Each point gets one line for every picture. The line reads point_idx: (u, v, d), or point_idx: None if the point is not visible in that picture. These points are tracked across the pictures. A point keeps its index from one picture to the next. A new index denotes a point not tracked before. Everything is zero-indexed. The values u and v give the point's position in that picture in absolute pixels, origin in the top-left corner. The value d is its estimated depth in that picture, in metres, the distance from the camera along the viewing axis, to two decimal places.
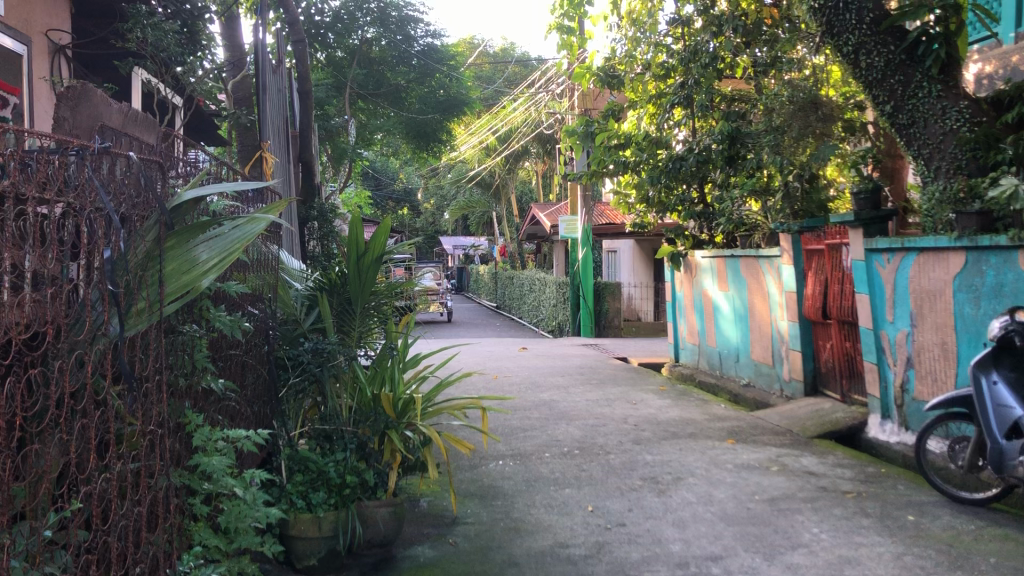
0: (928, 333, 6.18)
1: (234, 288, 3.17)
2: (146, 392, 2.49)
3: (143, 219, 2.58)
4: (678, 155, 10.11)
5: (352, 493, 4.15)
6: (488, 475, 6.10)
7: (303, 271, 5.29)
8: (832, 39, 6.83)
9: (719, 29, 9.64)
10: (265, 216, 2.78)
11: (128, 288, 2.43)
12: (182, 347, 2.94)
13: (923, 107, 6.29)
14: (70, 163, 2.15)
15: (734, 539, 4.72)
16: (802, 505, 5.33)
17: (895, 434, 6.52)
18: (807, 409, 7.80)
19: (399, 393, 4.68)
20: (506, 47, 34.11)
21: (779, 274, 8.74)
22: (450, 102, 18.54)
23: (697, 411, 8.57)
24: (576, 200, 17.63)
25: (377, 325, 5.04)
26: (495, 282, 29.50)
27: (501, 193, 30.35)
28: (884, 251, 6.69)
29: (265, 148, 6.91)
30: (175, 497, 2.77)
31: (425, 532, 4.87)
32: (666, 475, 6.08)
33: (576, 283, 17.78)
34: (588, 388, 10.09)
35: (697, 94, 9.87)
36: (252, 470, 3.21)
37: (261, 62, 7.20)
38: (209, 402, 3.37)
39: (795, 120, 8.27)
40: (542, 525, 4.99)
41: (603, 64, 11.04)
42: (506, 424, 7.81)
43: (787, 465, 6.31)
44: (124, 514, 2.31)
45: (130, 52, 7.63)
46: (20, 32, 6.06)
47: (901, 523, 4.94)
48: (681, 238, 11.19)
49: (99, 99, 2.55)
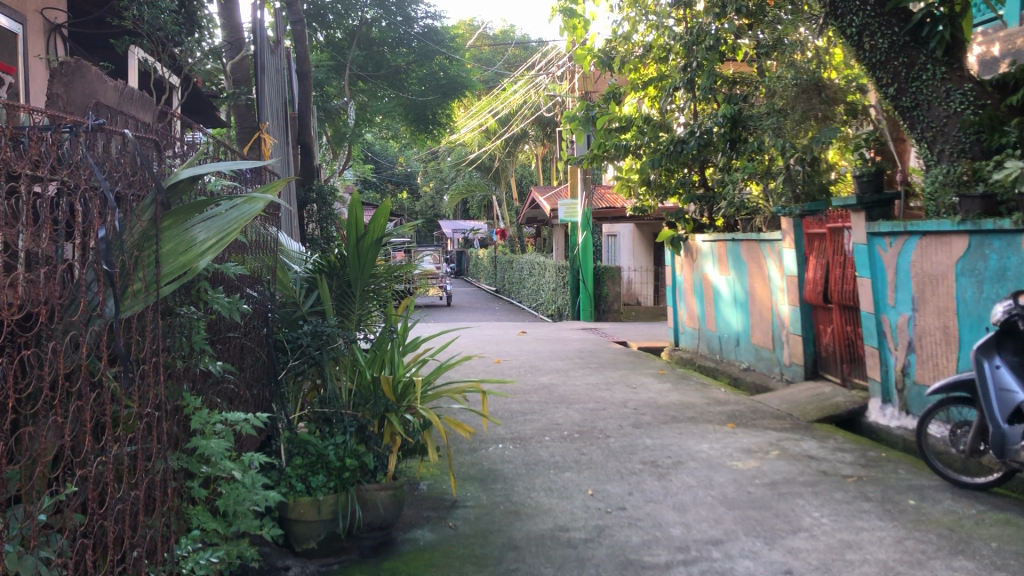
0: (931, 317, 6.15)
1: (232, 270, 3.12)
2: (143, 375, 2.45)
3: (141, 199, 2.54)
4: (679, 139, 9.96)
5: (352, 476, 4.14)
6: (488, 459, 6.09)
7: (302, 254, 5.21)
8: (836, 20, 6.73)
9: (722, 11, 9.65)
10: (263, 195, 2.69)
11: (124, 269, 2.38)
12: (180, 329, 2.91)
13: (927, 89, 6.23)
14: (64, 141, 2.10)
15: (735, 523, 4.70)
16: (802, 489, 5.32)
17: (895, 418, 6.51)
18: (807, 394, 7.79)
19: (399, 375, 4.66)
20: (507, 29, 33.97)
21: (779, 258, 8.70)
22: (451, 84, 18.11)
23: (697, 395, 8.55)
24: (576, 183, 17.54)
25: (377, 308, 5.03)
26: (495, 265, 29.45)
27: (501, 176, 30.22)
28: (886, 235, 6.64)
29: (264, 128, 6.87)
30: (173, 481, 2.74)
31: (425, 515, 4.86)
32: (666, 459, 6.07)
33: (576, 267, 17.76)
34: (589, 371, 10.08)
35: (699, 76, 9.79)
36: (251, 453, 3.18)
37: (260, 43, 7.13)
38: (208, 384, 3.34)
39: (798, 103, 8.14)
40: (542, 508, 4.98)
41: (605, 45, 10.97)
42: (505, 408, 7.80)
43: (787, 450, 6.29)
44: (121, 498, 2.27)
45: (127, 31, 7.51)
46: (15, 10, 5.96)
47: (902, 508, 4.92)
48: (681, 221, 11.12)
49: (93, 76, 2.49)
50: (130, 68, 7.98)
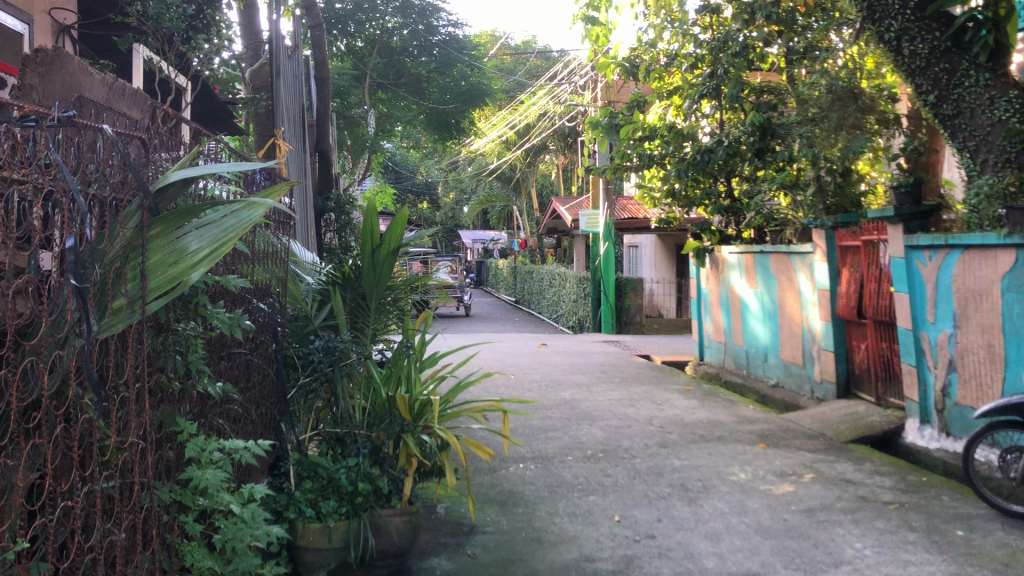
0: (973, 334, 5.81)
1: (234, 282, 2.85)
2: (125, 401, 2.18)
3: (126, 205, 2.29)
4: (706, 148, 9.63)
5: (364, 501, 3.87)
6: (509, 480, 5.80)
7: (315, 264, 4.93)
8: (872, 25, 6.43)
9: (751, 17, 9.25)
10: (263, 200, 2.41)
11: (102, 284, 2.13)
12: (176, 348, 2.66)
13: (970, 96, 5.90)
14: (30, 137, 1.85)
15: (772, 555, 4.39)
16: (842, 517, 4.99)
17: (934, 440, 6.16)
18: (839, 412, 7.45)
19: (415, 394, 4.39)
20: (529, 39, 33.81)
21: (811, 271, 8.37)
22: (472, 92, 17.91)
23: (724, 412, 8.22)
24: (599, 194, 17.23)
25: (394, 321, 4.77)
26: (514, 277, 29.21)
27: (522, 187, 29.84)
28: (925, 248, 6.29)
29: (279, 134, 6.55)
30: (160, 517, 2.46)
31: (442, 541, 4.57)
32: (696, 483, 5.74)
33: (598, 278, 17.40)
34: (612, 386, 9.77)
35: (726, 84, 9.48)
36: (251, 484, 2.87)
37: (274, 47, 6.90)
38: (209, 407, 3.10)
39: (834, 111, 7.89)
40: (566, 536, 4.67)
41: (630, 53, 10.68)
42: (526, 426, 7.51)
43: (823, 473, 5.96)
44: (92, 548, 2.00)
45: (132, 28, 7.30)
46: (21, 10, 5.76)
47: (951, 539, 4.58)
48: (706, 233, 10.81)
49: (75, 66, 2.25)
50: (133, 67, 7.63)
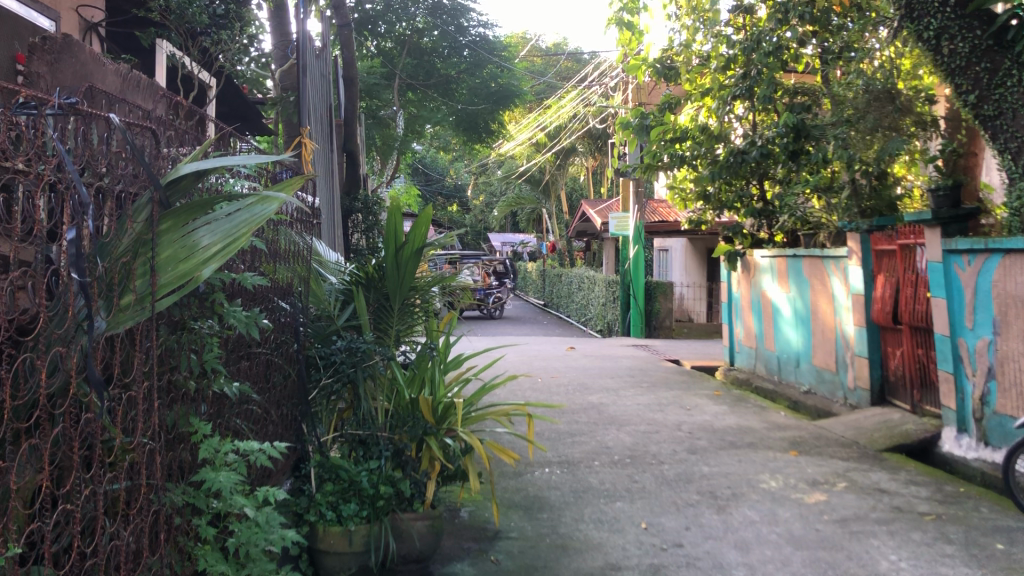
0: (1014, 341, 5.60)
1: (252, 279, 2.76)
2: (131, 401, 2.13)
3: (135, 199, 2.24)
4: (740, 149, 9.46)
5: (386, 505, 3.78)
6: (534, 484, 5.72)
7: (338, 264, 4.85)
8: (911, 23, 6.26)
9: (785, 16, 9.02)
10: (277, 195, 2.38)
11: (111, 280, 2.09)
12: (191, 346, 2.60)
13: (1012, 96, 5.70)
14: (33, 123, 1.80)
15: (804, 566, 4.25)
16: (876, 528, 4.83)
17: (973, 449, 5.97)
18: (874, 420, 7.26)
19: (438, 396, 4.32)
20: (562, 43, 33.80)
21: (845, 275, 8.17)
22: (502, 92, 17.77)
23: (755, 419, 8.06)
24: (628, 197, 17.10)
25: (419, 322, 4.71)
26: (543, 278, 29.12)
27: (551, 190, 29.68)
28: (965, 252, 6.10)
29: (304, 132, 6.38)
30: (171, 518, 2.40)
31: (465, 547, 4.48)
32: (726, 490, 5.60)
33: (627, 282, 17.22)
34: (640, 391, 9.62)
35: (759, 85, 9.24)
36: (267, 487, 2.78)
37: (303, 45, 6.86)
38: (225, 409, 3.02)
39: (870, 111, 7.59)
40: (591, 543, 4.56)
41: (660, 55, 10.53)
42: (553, 430, 7.41)
43: (857, 482, 5.79)
44: (94, 553, 1.95)
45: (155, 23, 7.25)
46: (49, 7, 5.77)
47: (990, 553, 4.41)
48: (738, 236, 10.57)
49: (86, 57, 2.30)
50: (157, 64, 7.59)
